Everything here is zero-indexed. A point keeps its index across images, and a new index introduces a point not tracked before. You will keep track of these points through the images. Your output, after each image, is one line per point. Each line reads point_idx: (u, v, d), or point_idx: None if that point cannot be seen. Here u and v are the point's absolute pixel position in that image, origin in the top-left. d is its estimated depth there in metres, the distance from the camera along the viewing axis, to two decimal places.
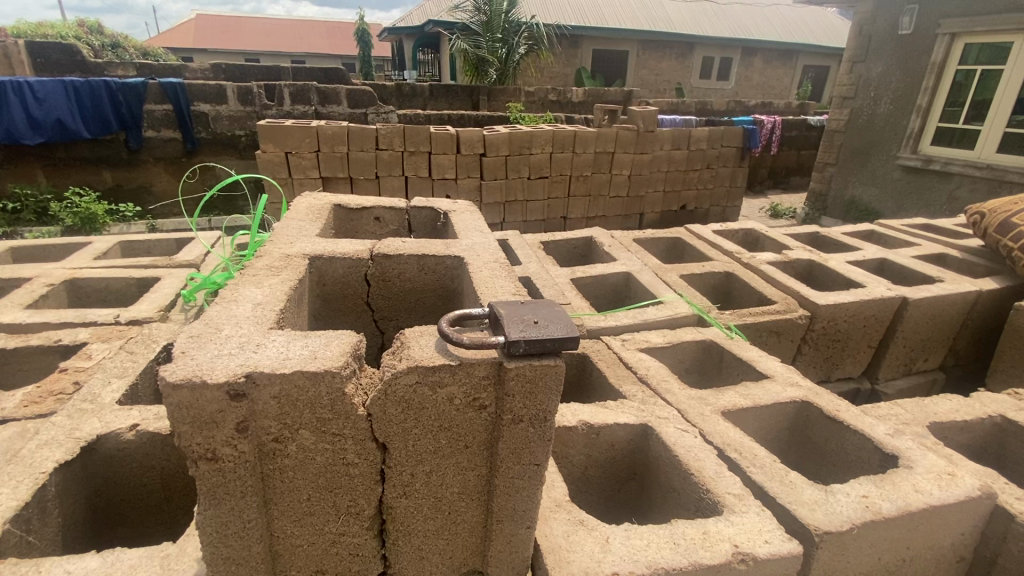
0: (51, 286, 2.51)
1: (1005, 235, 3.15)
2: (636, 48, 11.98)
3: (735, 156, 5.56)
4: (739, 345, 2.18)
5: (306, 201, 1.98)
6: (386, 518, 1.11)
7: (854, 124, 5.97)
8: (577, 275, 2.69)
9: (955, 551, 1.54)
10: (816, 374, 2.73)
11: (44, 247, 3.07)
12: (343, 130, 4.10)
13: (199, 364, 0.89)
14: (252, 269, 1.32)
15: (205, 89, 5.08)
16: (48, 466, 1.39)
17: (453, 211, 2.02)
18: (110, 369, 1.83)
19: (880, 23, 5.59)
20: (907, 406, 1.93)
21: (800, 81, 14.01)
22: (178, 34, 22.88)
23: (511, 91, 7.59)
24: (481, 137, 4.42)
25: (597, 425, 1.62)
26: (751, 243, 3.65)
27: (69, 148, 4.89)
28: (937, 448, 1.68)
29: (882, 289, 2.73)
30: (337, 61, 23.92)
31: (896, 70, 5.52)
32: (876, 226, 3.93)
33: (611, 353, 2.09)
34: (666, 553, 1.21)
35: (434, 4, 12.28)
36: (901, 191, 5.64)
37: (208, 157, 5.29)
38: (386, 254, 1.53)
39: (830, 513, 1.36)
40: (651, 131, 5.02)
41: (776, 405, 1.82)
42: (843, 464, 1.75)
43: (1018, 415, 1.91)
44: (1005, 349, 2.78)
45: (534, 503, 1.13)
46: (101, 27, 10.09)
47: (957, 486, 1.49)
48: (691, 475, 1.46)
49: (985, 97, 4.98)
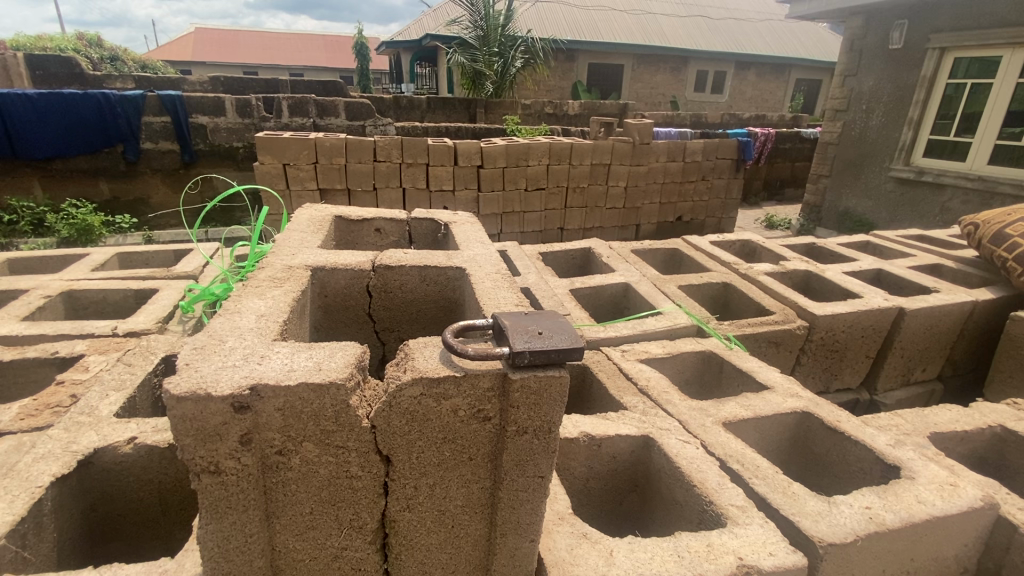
0: (47, 297, 2.49)
1: (999, 247, 3.17)
2: (631, 62, 12.15)
3: (730, 167, 5.60)
4: (738, 356, 2.18)
5: (307, 212, 1.98)
6: (389, 532, 1.09)
7: (846, 137, 6.05)
8: (576, 286, 2.70)
9: (959, 562, 1.53)
10: (815, 385, 2.74)
11: (41, 257, 3.05)
12: (340, 142, 4.12)
13: (204, 377, 0.88)
14: (255, 280, 1.32)
15: (204, 102, 5.09)
16: (44, 480, 1.37)
17: (454, 222, 2.03)
18: (107, 382, 1.81)
19: (871, 37, 5.69)
20: (907, 416, 1.93)
21: (792, 95, 14.21)
22: (177, 47, 23.13)
23: (508, 104, 7.65)
24: (478, 149, 4.44)
25: (598, 436, 1.61)
26: (748, 253, 3.67)
27: (65, 160, 4.88)
28: (939, 459, 1.68)
29: (879, 299, 2.74)
30: (335, 74, 24.20)
31: (887, 84, 5.60)
32: (872, 237, 3.96)
33: (611, 364, 2.09)
34: (670, 566, 1.20)
35: (430, 19, 12.42)
36: (895, 203, 5.70)
37: (207, 169, 5.30)
38: (387, 265, 1.53)
39: (833, 524, 1.35)
40: (646, 144, 5.07)
41: (776, 417, 1.82)
42: (845, 475, 1.75)
43: (1017, 425, 1.92)
44: (1001, 359, 2.79)
45: (539, 516, 1.12)
46: (100, 40, 10.20)
47: (960, 496, 1.49)
48: (693, 488, 1.45)
49: (975, 110, 5.05)
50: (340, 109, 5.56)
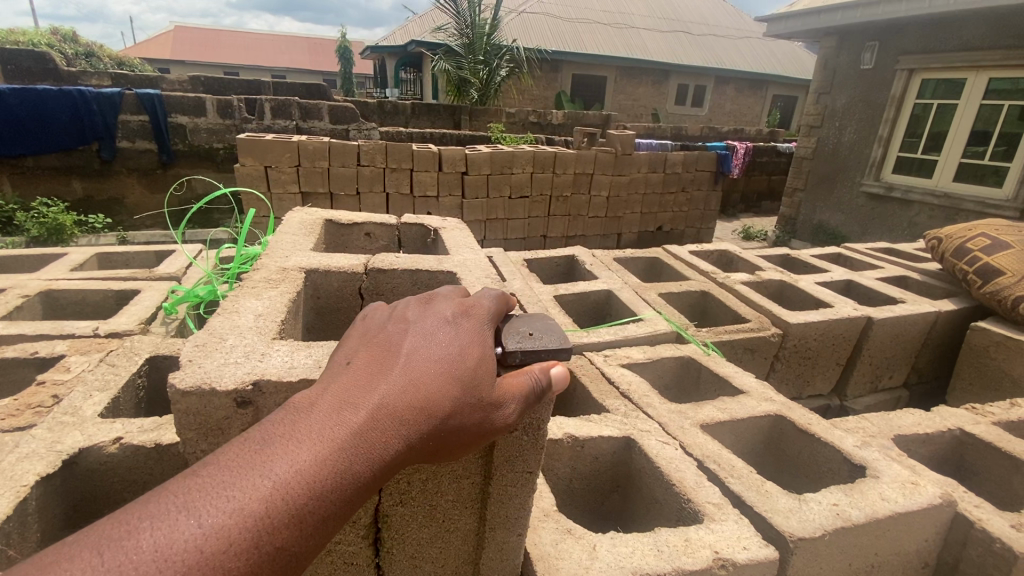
0: (25, 297, 2.46)
1: (961, 260, 3.33)
2: (614, 74, 12.40)
3: (709, 180, 5.76)
4: (715, 361, 2.27)
5: (297, 215, 2.00)
6: (382, 526, 1.12)
7: (820, 152, 6.29)
8: (560, 292, 2.76)
9: (919, 557, 1.63)
10: (789, 390, 2.84)
11: (17, 257, 3.00)
12: (324, 146, 4.13)
13: (207, 372, 0.92)
14: (250, 281, 1.34)
15: (184, 102, 5.05)
16: (29, 479, 1.35)
17: (443, 228, 2.08)
18: (91, 382, 1.80)
19: (843, 57, 5.93)
20: (873, 419, 2.03)
21: (769, 111, 14.71)
22: (156, 45, 22.81)
23: (493, 112, 7.73)
24: (463, 156, 4.49)
25: (582, 438, 1.66)
26: (726, 262, 3.78)
27: (37, 158, 4.78)
28: (901, 459, 1.77)
29: (849, 309, 2.86)
30: (319, 77, 24.16)
31: (858, 103, 5.86)
32: (843, 249, 4.12)
33: (594, 368, 2.15)
34: (651, 559, 1.25)
35: (416, 24, 12.52)
36: (866, 216, 5.93)
37: (187, 170, 5.26)
38: (381, 268, 1.57)
39: (803, 520, 1.43)
40: (628, 154, 5.19)
41: (751, 419, 1.91)
42: (814, 474, 1.83)
43: (975, 428, 2.03)
44: (962, 367, 2.94)
45: (526, 510, 1.18)
46: (76, 36, 10.03)
47: (920, 494, 1.58)
48: (672, 486, 1.51)
49: (941, 129, 5.30)
50: (324, 113, 5.58)
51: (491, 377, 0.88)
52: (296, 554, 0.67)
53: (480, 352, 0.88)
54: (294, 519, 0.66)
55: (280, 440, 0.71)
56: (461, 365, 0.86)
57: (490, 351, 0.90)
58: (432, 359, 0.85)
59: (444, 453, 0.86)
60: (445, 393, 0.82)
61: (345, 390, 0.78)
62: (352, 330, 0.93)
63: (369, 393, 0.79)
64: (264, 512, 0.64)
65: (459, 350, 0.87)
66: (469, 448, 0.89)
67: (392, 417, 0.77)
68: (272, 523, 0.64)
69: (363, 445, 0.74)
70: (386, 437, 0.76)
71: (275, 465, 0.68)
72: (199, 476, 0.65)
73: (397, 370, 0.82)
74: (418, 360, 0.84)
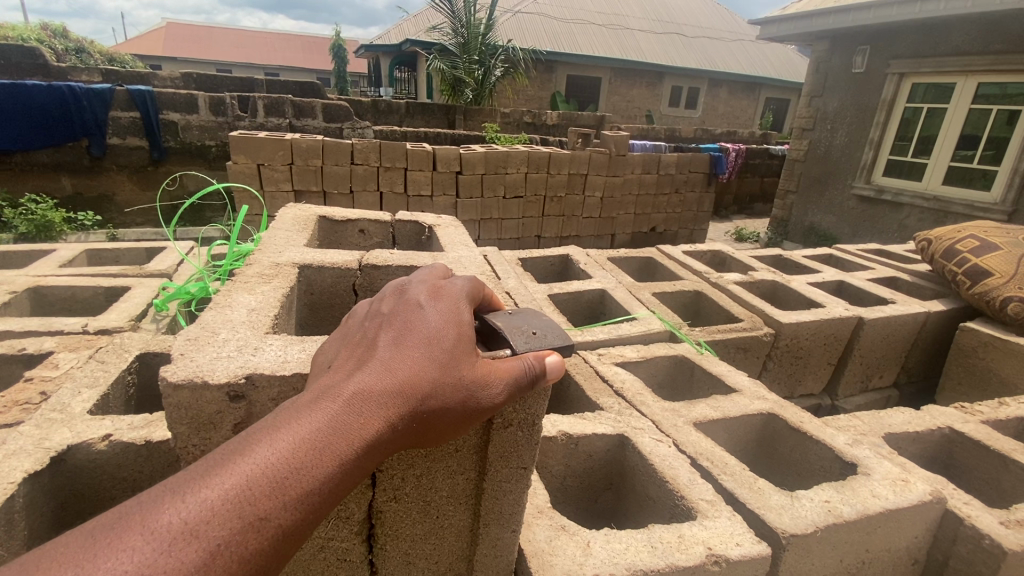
0: (12, 293, 2.42)
1: (950, 261, 3.37)
2: (609, 75, 12.43)
3: (702, 181, 5.78)
4: (708, 360, 2.28)
5: (290, 211, 1.99)
6: (375, 522, 1.11)
7: (812, 155, 6.34)
8: (554, 291, 2.76)
9: (909, 554, 1.64)
10: (781, 389, 2.86)
11: (5, 253, 2.96)
12: (318, 143, 4.10)
13: (199, 366, 0.91)
14: (244, 276, 1.33)
15: (175, 98, 5.00)
16: (16, 476, 1.33)
17: (437, 226, 2.07)
18: (80, 379, 1.77)
19: (835, 60, 5.98)
20: (864, 418, 2.05)
21: (763, 114, 14.81)
22: (149, 41, 22.59)
23: (488, 112, 7.72)
24: (457, 155, 4.48)
25: (576, 436, 1.66)
26: (719, 263, 3.80)
27: (26, 154, 4.72)
28: (892, 457, 1.78)
29: (840, 309, 2.88)
30: (313, 75, 24.03)
31: (850, 105, 5.91)
32: (835, 250, 4.15)
33: (588, 367, 2.15)
34: (644, 556, 1.25)
35: (410, 24, 12.49)
36: (857, 218, 5.97)
37: (178, 167, 5.21)
38: (375, 264, 1.55)
39: (795, 517, 1.43)
40: (622, 155, 5.21)
41: (744, 417, 1.92)
42: (807, 472, 1.84)
43: (965, 426, 2.06)
44: (952, 367, 2.97)
45: (520, 506, 1.18)
46: (66, 31, 9.89)
47: (910, 491, 1.60)
48: (666, 483, 1.52)
49: (930, 133, 5.35)
50: (318, 111, 5.55)
51: (471, 352, 0.88)
52: (285, 531, 0.66)
53: (457, 328, 0.88)
54: (278, 496, 0.65)
55: (257, 427, 0.71)
56: (437, 342, 0.85)
57: (468, 326, 0.90)
58: (410, 341, 0.85)
59: (434, 434, 0.86)
60: (424, 370, 0.82)
61: (325, 380, 0.79)
62: (338, 332, 0.94)
63: (346, 377, 0.79)
64: (244, 488, 0.64)
65: (435, 328, 0.87)
66: (461, 427, 0.88)
67: (371, 398, 0.77)
68: (253, 499, 0.64)
69: (344, 425, 0.74)
70: (368, 416, 0.76)
71: (251, 448, 0.67)
72: (186, 467, 0.66)
73: (375, 357, 0.82)
74: (396, 345, 0.84)
